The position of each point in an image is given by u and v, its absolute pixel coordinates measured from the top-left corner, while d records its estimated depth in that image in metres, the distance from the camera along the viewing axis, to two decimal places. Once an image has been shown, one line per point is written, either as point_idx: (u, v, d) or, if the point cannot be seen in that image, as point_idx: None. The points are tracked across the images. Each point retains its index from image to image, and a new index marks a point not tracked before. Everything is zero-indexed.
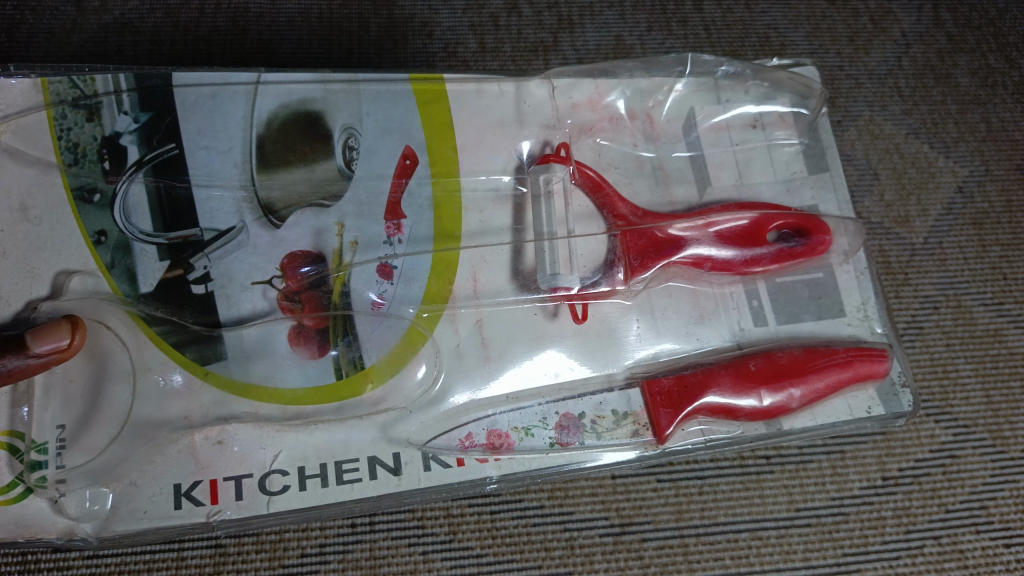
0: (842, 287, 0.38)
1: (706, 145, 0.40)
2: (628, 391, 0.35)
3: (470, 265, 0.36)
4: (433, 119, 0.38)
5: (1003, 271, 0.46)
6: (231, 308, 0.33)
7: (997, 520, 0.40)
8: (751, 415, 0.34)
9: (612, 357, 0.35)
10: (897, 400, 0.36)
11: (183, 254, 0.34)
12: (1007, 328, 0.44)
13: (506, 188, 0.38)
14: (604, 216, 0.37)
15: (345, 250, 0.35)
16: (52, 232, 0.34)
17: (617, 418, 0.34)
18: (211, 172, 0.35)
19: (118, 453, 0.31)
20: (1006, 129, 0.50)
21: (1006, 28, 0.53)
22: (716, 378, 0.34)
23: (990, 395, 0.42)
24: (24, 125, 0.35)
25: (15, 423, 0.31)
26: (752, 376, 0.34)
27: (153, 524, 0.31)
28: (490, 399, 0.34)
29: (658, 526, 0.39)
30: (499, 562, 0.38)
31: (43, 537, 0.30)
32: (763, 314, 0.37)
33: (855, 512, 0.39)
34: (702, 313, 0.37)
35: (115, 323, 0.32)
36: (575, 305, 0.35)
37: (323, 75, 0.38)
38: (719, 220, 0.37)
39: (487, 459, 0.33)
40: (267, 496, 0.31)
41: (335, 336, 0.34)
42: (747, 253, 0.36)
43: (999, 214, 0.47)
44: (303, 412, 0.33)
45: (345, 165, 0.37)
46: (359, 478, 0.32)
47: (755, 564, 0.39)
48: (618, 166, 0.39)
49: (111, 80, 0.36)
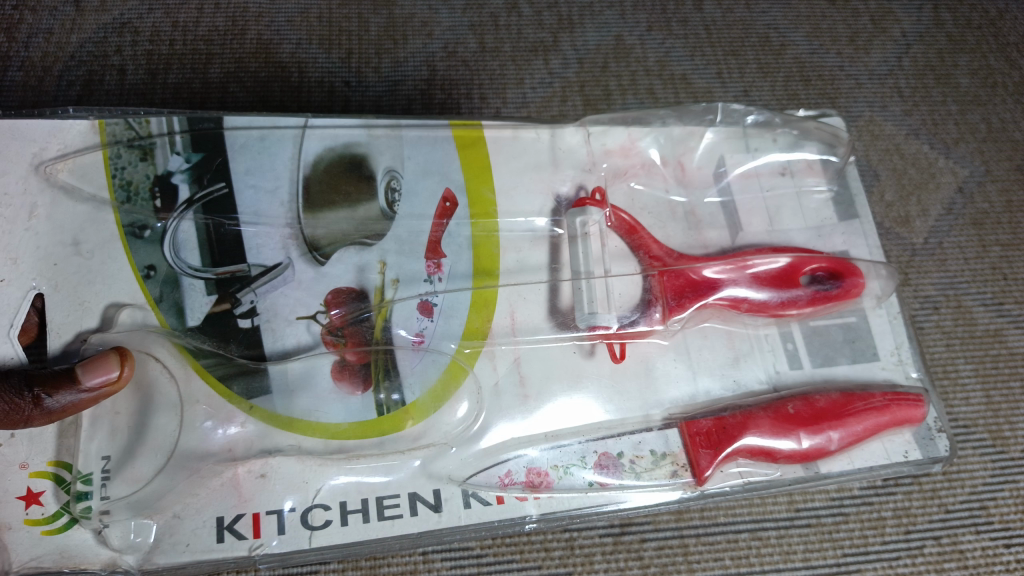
0: (876, 330, 0.39)
1: (737, 190, 0.42)
2: (666, 430, 0.35)
3: (508, 303, 0.37)
4: (472, 163, 0.40)
5: (1004, 271, 0.48)
6: (277, 341, 0.34)
7: (997, 520, 0.40)
8: (790, 458, 0.35)
9: (644, 396, 0.36)
10: (933, 445, 0.37)
11: (229, 290, 0.35)
12: (1007, 328, 0.46)
13: (542, 229, 0.39)
14: (640, 257, 0.39)
15: (386, 288, 0.36)
16: (102, 266, 0.35)
17: (655, 458, 0.35)
18: (257, 211, 0.37)
19: (162, 485, 0.31)
20: (1005, 129, 0.53)
21: (1006, 29, 0.57)
22: (757, 421, 0.35)
23: (990, 395, 0.44)
24: (79, 162, 0.37)
25: (62, 454, 0.31)
26: (792, 418, 0.35)
27: (195, 556, 0.31)
28: (528, 438, 0.35)
29: (658, 526, 0.39)
30: (498, 562, 0.37)
31: (86, 568, 0.30)
32: (799, 357, 0.38)
33: (856, 512, 0.39)
34: (739, 353, 0.38)
35: (162, 354, 0.33)
36: (614, 343, 0.37)
37: (367, 121, 0.40)
38: (754, 262, 0.38)
39: (526, 497, 0.34)
40: (309, 530, 0.32)
41: (377, 370, 0.34)
42: (782, 293, 0.38)
43: (999, 214, 0.50)
44: (344, 446, 0.33)
45: (387, 207, 0.38)
46: (400, 514, 0.33)
47: (754, 564, 0.38)
48: (650, 210, 0.41)
49: (165, 122, 0.38)
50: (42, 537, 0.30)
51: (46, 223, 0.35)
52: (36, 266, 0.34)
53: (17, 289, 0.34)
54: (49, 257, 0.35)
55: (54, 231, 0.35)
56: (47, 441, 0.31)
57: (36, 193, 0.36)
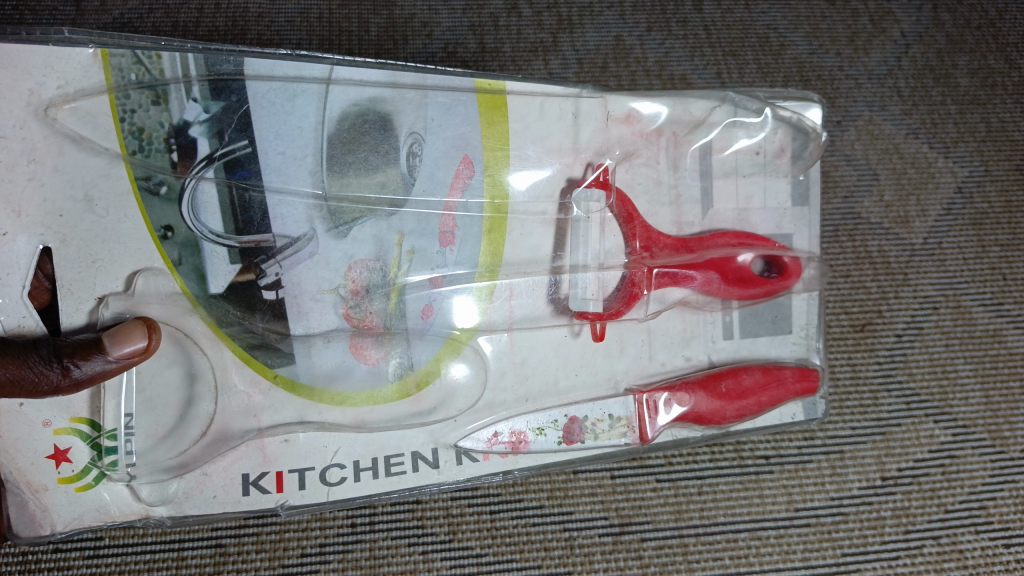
0: (794, 310, 0.43)
1: (716, 174, 0.42)
2: (625, 398, 0.39)
3: (508, 287, 0.38)
4: (492, 133, 0.39)
5: (1003, 271, 0.55)
6: (300, 317, 0.35)
7: (997, 521, 0.49)
8: (712, 424, 0.40)
9: (619, 371, 0.39)
10: (814, 407, 0.43)
11: (252, 259, 0.35)
12: (1007, 328, 0.54)
13: (552, 212, 0.39)
14: (628, 246, 0.39)
15: (402, 261, 0.37)
16: (118, 224, 0.34)
17: (612, 421, 0.39)
18: (284, 176, 0.36)
19: (195, 451, 0.34)
20: (1005, 129, 0.58)
21: (1006, 28, 0.61)
22: (694, 395, 0.39)
23: (990, 396, 0.52)
24: (88, 105, 0.34)
25: (94, 415, 0.33)
26: (722, 396, 0.40)
27: (223, 508, 0.35)
28: (519, 407, 0.38)
29: (658, 526, 0.46)
30: (499, 561, 0.44)
31: (123, 519, 0.34)
32: (732, 329, 0.42)
33: (856, 513, 0.48)
34: (689, 333, 0.41)
35: (193, 331, 0.34)
36: (595, 324, 0.39)
37: (394, 76, 0.38)
38: (726, 259, 0.40)
39: (507, 455, 0.38)
40: (327, 486, 0.36)
41: (389, 346, 0.36)
42: (745, 291, 0.40)
43: (999, 215, 0.56)
44: (362, 418, 0.36)
45: (408, 175, 0.37)
46: (404, 471, 0.36)
47: (755, 564, 0.46)
48: (645, 189, 0.40)
49: (181, 66, 0.36)
50: (76, 492, 0.33)
51: (49, 172, 0.33)
52: (45, 221, 0.33)
53: (29, 244, 0.33)
54: (57, 211, 0.33)
55: (62, 181, 0.33)
56: (79, 401, 0.33)
57: (36, 136, 0.33)
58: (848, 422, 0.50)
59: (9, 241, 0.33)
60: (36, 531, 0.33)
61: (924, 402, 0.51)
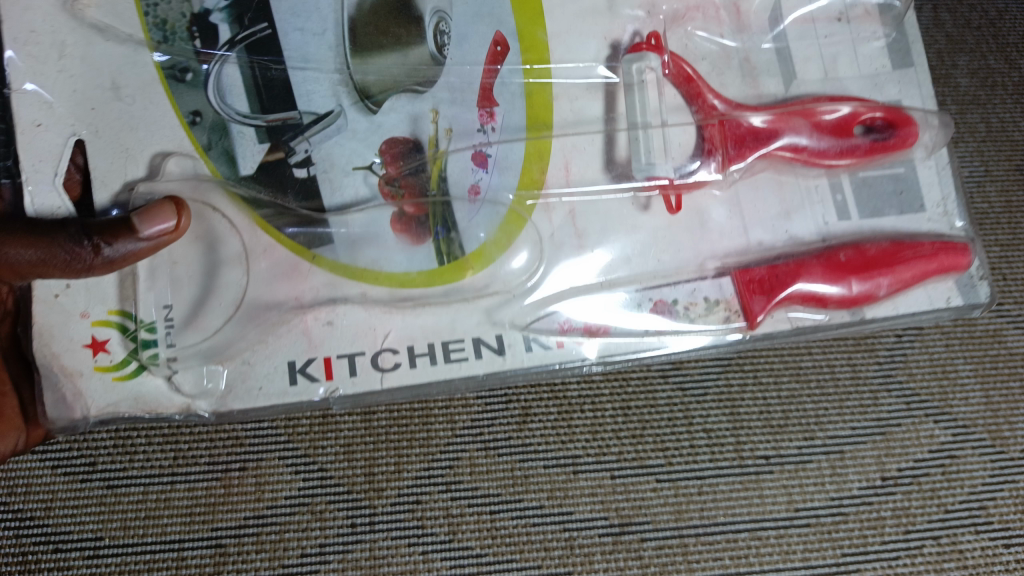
0: (923, 180, 0.37)
1: (792, 37, 0.38)
2: (720, 279, 0.35)
3: (563, 154, 0.35)
4: (523, 2, 0.36)
5: (1003, 271, 0.48)
6: (335, 195, 0.34)
7: (997, 520, 0.44)
8: (840, 304, 0.35)
9: (700, 245, 0.35)
10: (974, 291, 0.36)
11: (280, 139, 0.34)
12: (1006, 328, 0.47)
13: (597, 78, 0.36)
14: (695, 109, 0.36)
15: (440, 137, 0.35)
16: (144, 110, 0.33)
17: (709, 305, 0.35)
18: (306, 54, 0.34)
19: (232, 333, 0.32)
20: (1006, 129, 0.50)
21: (1006, 28, 0.52)
22: (807, 269, 0.34)
23: (990, 396, 0.46)
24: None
25: (126, 304, 0.32)
26: (842, 266, 0.34)
27: (269, 400, 0.32)
28: (584, 283, 0.34)
29: (658, 526, 0.43)
30: (499, 561, 0.42)
31: (162, 412, 0.32)
32: (848, 208, 0.36)
33: (855, 512, 0.44)
34: (793, 208, 0.36)
35: (221, 205, 0.33)
36: (669, 196, 0.35)
37: None
38: (816, 112, 0.36)
39: (585, 342, 0.34)
40: (380, 373, 0.33)
41: (433, 222, 0.34)
42: (845, 147, 0.36)
43: (999, 214, 0.49)
44: (409, 295, 0.33)
45: (438, 50, 0.35)
46: (466, 357, 0.33)
47: (754, 563, 0.43)
48: (706, 58, 0.37)
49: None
50: (115, 383, 0.31)
51: (77, 65, 0.33)
52: (78, 115, 0.32)
53: (61, 138, 0.32)
54: (88, 104, 0.33)
55: (90, 74, 0.33)
56: (109, 292, 0.32)
57: (64, 30, 0.33)
58: (848, 420, 0.45)
59: (42, 137, 0.32)
60: (70, 415, 0.31)
61: (922, 401, 0.45)
